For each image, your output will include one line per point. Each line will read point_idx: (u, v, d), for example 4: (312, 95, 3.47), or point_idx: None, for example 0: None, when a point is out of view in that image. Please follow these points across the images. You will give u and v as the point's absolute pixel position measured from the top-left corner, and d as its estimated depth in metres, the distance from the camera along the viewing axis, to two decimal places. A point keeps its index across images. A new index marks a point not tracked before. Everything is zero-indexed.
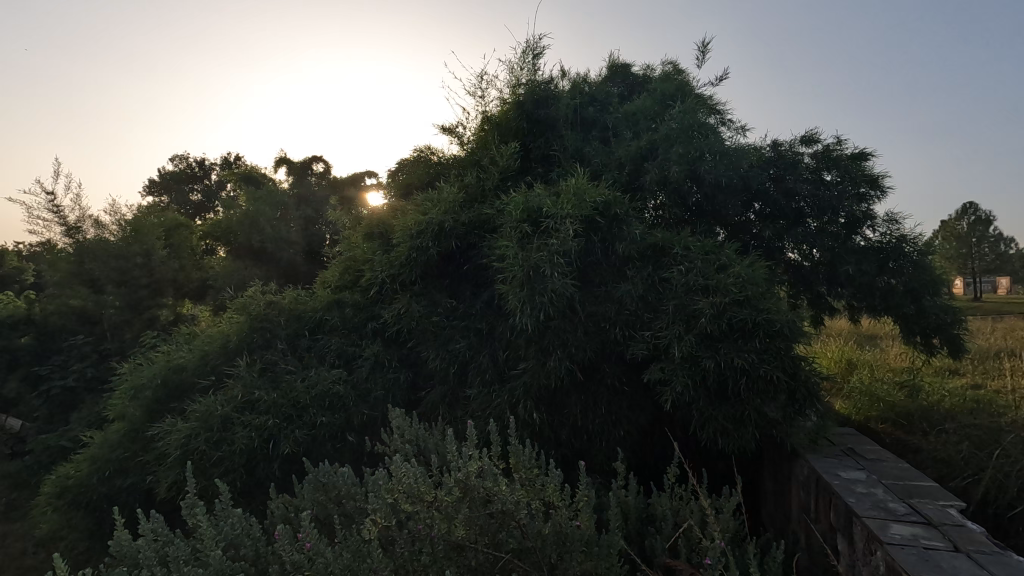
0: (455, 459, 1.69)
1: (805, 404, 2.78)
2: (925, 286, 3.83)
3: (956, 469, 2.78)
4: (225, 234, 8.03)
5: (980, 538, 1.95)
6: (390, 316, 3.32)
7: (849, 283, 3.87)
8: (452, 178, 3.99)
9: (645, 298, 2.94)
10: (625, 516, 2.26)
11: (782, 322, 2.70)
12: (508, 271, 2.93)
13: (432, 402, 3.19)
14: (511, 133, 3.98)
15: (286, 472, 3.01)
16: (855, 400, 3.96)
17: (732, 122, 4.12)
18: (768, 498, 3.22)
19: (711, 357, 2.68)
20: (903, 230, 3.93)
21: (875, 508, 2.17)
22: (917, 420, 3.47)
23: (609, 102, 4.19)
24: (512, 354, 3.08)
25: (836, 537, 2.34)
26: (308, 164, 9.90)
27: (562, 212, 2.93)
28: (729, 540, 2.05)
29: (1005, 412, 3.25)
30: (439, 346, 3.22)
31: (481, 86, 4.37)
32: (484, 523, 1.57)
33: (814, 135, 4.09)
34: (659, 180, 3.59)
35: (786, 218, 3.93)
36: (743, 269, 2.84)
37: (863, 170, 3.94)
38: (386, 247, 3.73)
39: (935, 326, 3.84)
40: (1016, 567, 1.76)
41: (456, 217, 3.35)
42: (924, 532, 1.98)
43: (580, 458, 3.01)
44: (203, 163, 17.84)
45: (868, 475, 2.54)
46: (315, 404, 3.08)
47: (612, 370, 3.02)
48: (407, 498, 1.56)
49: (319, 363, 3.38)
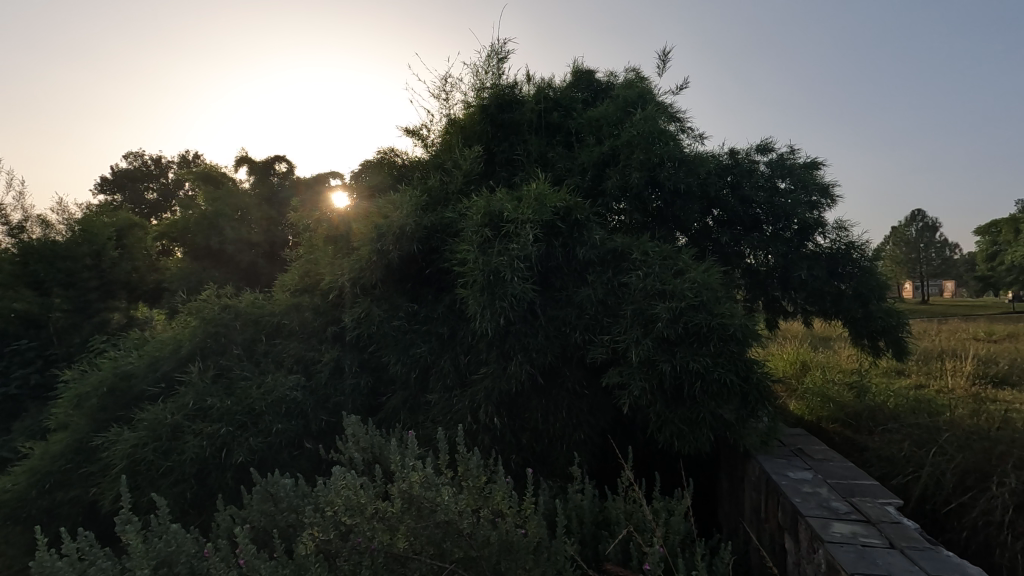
0: (400, 470, 1.67)
1: (758, 405, 2.85)
2: (872, 291, 3.97)
3: (898, 467, 2.89)
4: (182, 234, 7.77)
5: (914, 534, 2.03)
6: (350, 321, 3.26)
7: (802, 288, 4.01)
8: (416, 180, 3.95)
9: (605, 302, 2.96)
10: (579, 520, 2.29)
11: (735, 326, 2.76)
12: (468, 275, 2.91)
13: (393, 408, 3.16)
14: (477, 136, 4.05)
15: (239, 482, 2.93)
16: (808, 400, 4.09)
17: (691, 129, 4.22)
18: (724, 498, 3.29)
19: (668, 360, 2.72)
20: (851, 237, 4.09)
21: (818, 507, 2.24)
22: (864, 420, 3.61)
23: (574, 107, 4.22)
24: (473, 358, 3.07)
25: (783, 536, 2.41)
26: (271, 164, 9.68)
27: (523, 217, 2.93)
28: (679, 541, 2.09)
29: (944, 411, 3.40)
30: (400, 351, 3.19)
31: (446, 89, 4.37)
32: (430, 533, 1.55)
33: (769, 143, 4.22)
34: (621, 185, 3.65)
35: (742, 224, 4.04)
36: (699, 274, 2.89)
37: (814, 179, 4.08)
38: (348, 250, 3.66)
39: (882, 329, 4.00)
40: (946, 562, 1.84)
41: (418, 220, 3.27)
42: (863, 530, 2.05)
43: (541, 462, 3.01)
44: (160, 160, 17.24)
45: (815, 475, 2.63)
46: (270, 411, 3.01)
47: (573, 374, 3.04)
48: (346, 511, 1.56)
49: (277, 368, 3.30)
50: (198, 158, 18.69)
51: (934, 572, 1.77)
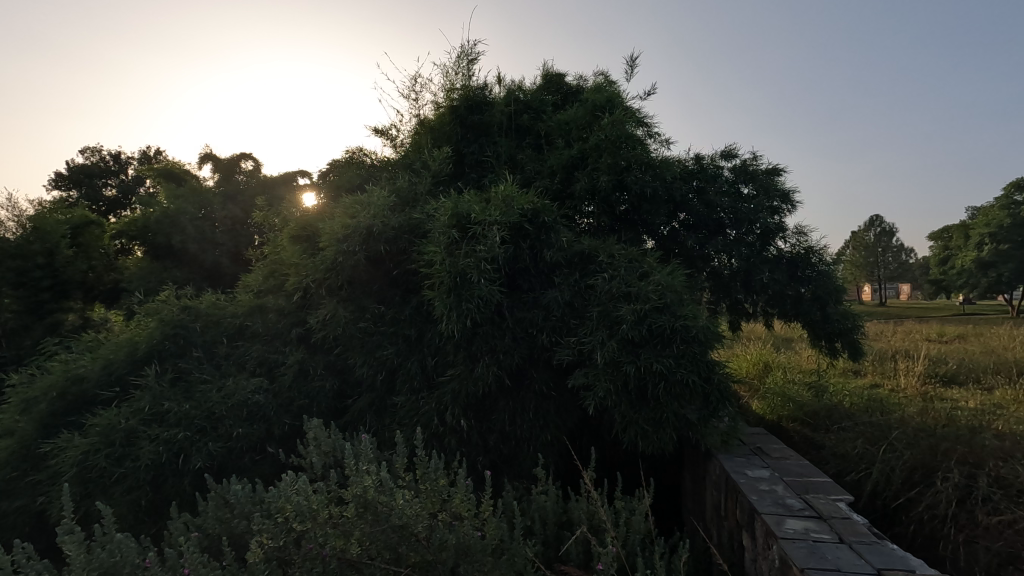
0: (355, 473, 1.65)
1: (719, 405, 2.91)
2: (830, 294, 4.10)
3: (851, 464, 2.99)
4: (142, 233, 7.52)
5: (862, 529, 2.10)
6: (316, 323, 3.20)
7: (763, 290, 4.12)
8: (384, 180, 3.91)
9: (572, 304, 2.99)
10: (541, 521, 2.30)
11: (698, 328, 2.81)
12: (435, 277, 2.90)
13: (359, 411, 3.12)
14: (446, 137, 4.06)
15: (197, 488, 2.85)
16: (770, 400, 4.21)
17: (658, 134, 4.29)
18: (688, 497, 3.36)
19: (632, 362, 2.76)
20: (810, 242, 4.22)
21: (774, 504, 2.30)
22: (821, 418, 3.73)
23: (544, 110, 4.25)
24: (440, 360, 3.06)
25: (741, 533, 2.47)
26: (236, 162, 9.45)
27: (490, 219, 2.91)
28: (638, 540, 2.13)
29: (895, 410, 3.54)
30: (367, 353, 3.15)
31: (416, 89, 4.34)
32: (386, 538, 1.56)
33: (733, 149, 4.32)
34: (589, 189, 3.68)
35: (707, 228, 4.10)
36: (663, 277, 2.93)
37: (776, 185, 4.19)
38: (314, 250, 3.59)
39: (839, 331, 4.13)
40: (890, 555, 1.91)
41: (385, 221, 3.23)
42: (815, 526, 2.12)
43: (508, 464, 3.01)
44: (119, 156, 16.65)
45: (772, 473, 2.70)
46: (231, 415, 2.93)
47: (540, 376, 3.06)
48: (298, 517, 1.53)
49: (239, 371, 3.23)
50: (160, 154, 18.13)
51: (879, 565, 1.83)
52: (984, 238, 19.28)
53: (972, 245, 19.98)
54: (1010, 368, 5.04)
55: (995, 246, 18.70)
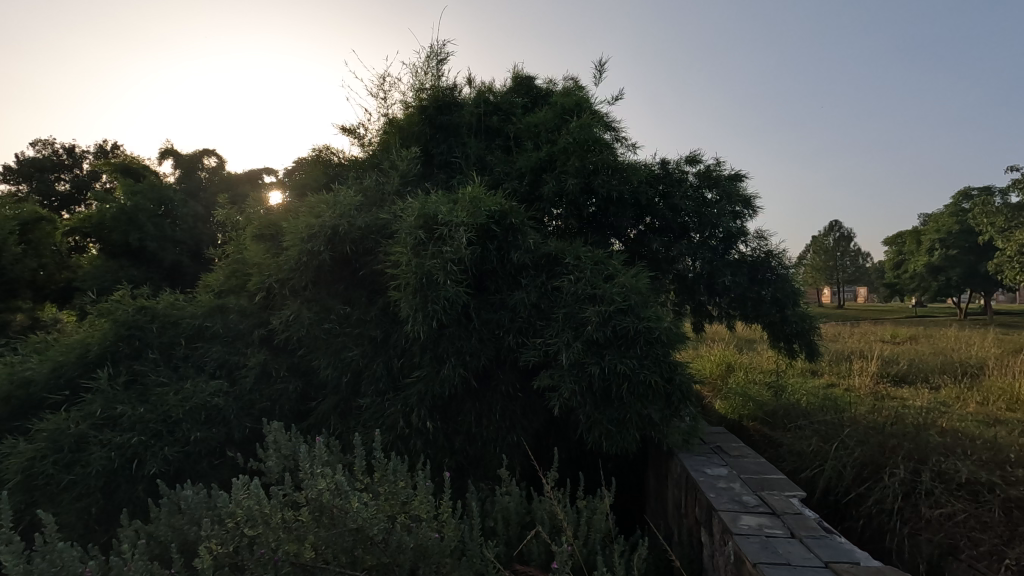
0: (310, 476, 1.64)
1: (680, 405, 2.96)
2: (789, 297, 4.23)
3: (806, 462, 3.09)
4: (97, 230, 7.25)
5: (813, 524, 2.18)
6: (279, 324, 3.14)
7: (726, 293, 4.22)
8: (351, 179, 3.85)
9: (538, 306, 3.02)
10: (504, 522, 2.31)
11: (660, 330, 2.85)
12: (401, 278, 2.87)
13: (323, 413, 3.08)
14: (415, 138, 4.05)
15: (151, 494, 2.76)
16: (732, 400, 4.32)
17: (625, 139, 4.35)
18: (651, 495, 3.42)
19: (597, 363, 2.78)
20: (770, 246, 4.35)
21: (730, 501, 2.37)
22: (779, 417, 3.84)
23: (513, 112, 4.27)
24: (406, 362, 3.03)
25: (699, 530, 2.53)
26: (199, 158, 9.20)
27: (457, 220, 2.88)
28: (599, 538, 2.16)
29: (848, 408, 3.68)
30: (332, 354, 3.11)
31: (384, 88, 4.31)
32: (342, 542, 1.56)
33: (698, 155, 4.41)
34: (557, 191, 3.70)
35: (672, 232, 4.18)
36: (628, 279, 2.96)
37: (738, 190, 4.29)
38: (278, 250, 3.52)
39: (797, 332, 4.27)
40: (838, 548, 1.98)
41: (352, 221, 3.18)
42: (769, 522, 2.19)
43: (474, 466, 3.01)
44: (73, 149, 15.97)
45: (730, 471, 2.78)
46: (188, 418, 2.85)
47: (506, 377, 3.07)
48: (249, 521, 1.51)
49: (198, 374, 3.14)
50: (118, 148, 17.47)
51: (827, 557, 1.90)
52: (934, 244, 20.19)
53: (924, 250, 20.88)
54: (955, 368, 5.29)
55: (944, 251, 19.58)
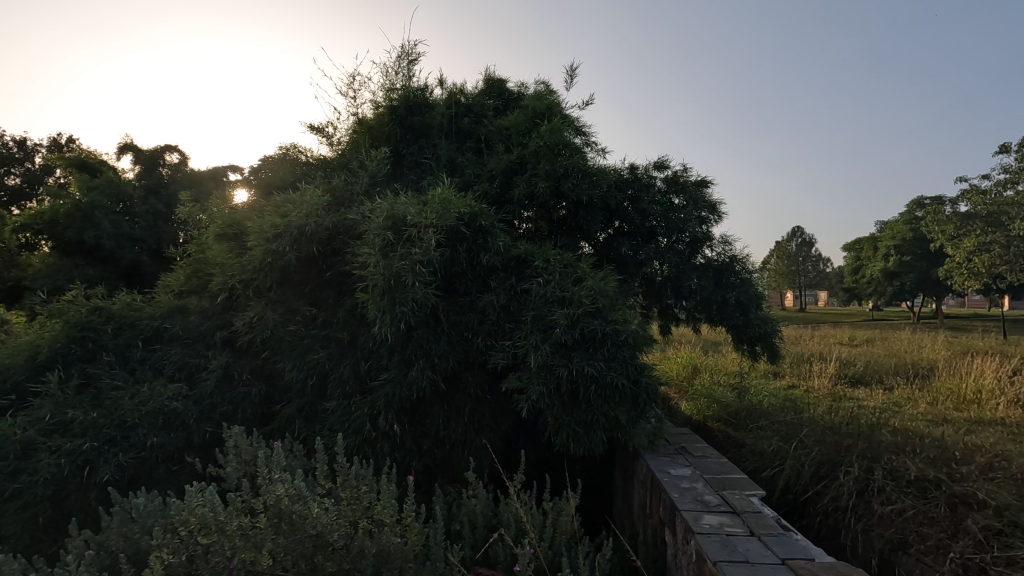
0: (267, 482, 1.60)
1: (646, 407, 3.00)
2: (752, 301, 4.34)
3: (767, 461, 3.18)
4: (49, 226, 6.97)
5: (771, 522, 2.24)
6: (242, 325, 3.06)
7: (692, 296, 4.31)
8: (318, 179, 3.79)
9: (507, 308, 3.03)
10: (470, 525, 2.31)
11: (628, 332, 2.88)
12: (369, 279, 2.83)
13: (288, 417, 3.03)
14: (385, 138, 4.00)
15: (103, 502, 2.65)
16: (697, 401, 4.41)
17: (595, 143, 4.40)
18: (617, 496, 3.46)
19: (565, 365, 2.80)
20: (734, 251, 4.45)
21: (693, 501, 2.41)
22: (742, 417, 3.93)
23: (484, 115, 4.28)
24: (374, 364, 2.98)
25: (663, 530, 2.57)
26: (160, 154, 8.92)
27: (425, 221, 2.85)
28: (565, 540, 2.17)
29: (807, 409, 3.79)
30: (297, 357, 3.04)
31: (354, 86, 4.25)
32: (302, 548, 1.53)
33: (665, 160, 4.48)
34: (527, 194, 3.71)
35: (640, 236, 4.24)
36: (596, 282, 2.98)
37: (704, 196, 4.38)
38: (242, 250, 3.43)
39: (759, 335, 4.39)
40: (794, 545, 2.04)
41: (319, 221, 3.12)
42: (729, 521, 2.23)
43: (442, 469, 3.00)
44: (25, 142, 15.30)
45: (694, 471, 2.83)
46: (145, 423, 2.75)
47: (474, 379, 3.06)
48: (202, 530, 1.46)
49: (155, 377, 3.04)
50: (74, 142, 16.80)
51: (784, 554, 1.95)
52: (890, 250, 21.03)
53: (880, 256, 21.71)
54: (908, 370, 5.51)
55: (899, 257, 20.38)
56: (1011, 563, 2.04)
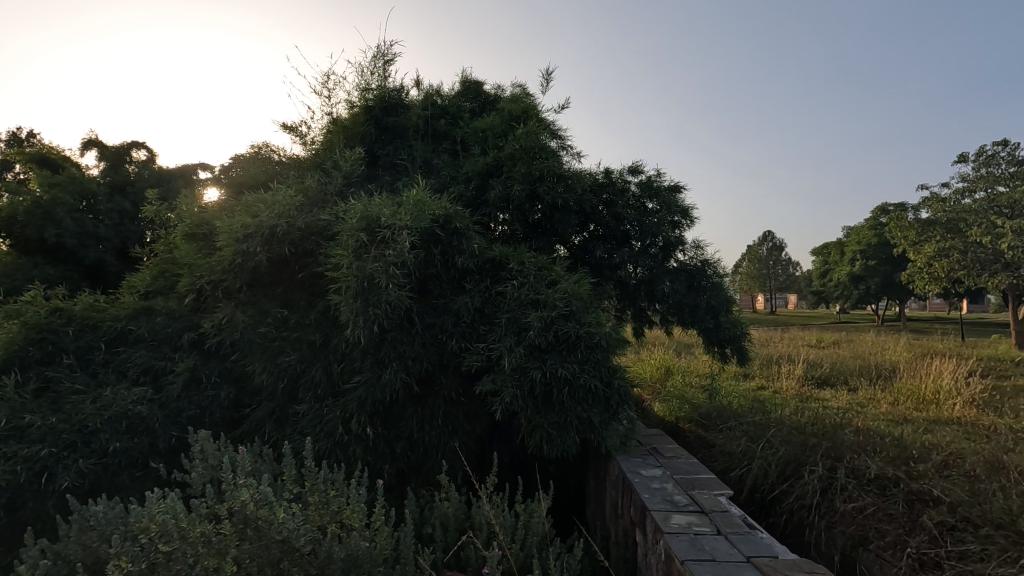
0: (230, 487, 1.57)
1: (618, 409, 3.03)
2: (722, 304, 4.42)
3: (735, 461, 3.25)
4: (8, 224, 6.72)
5: (738, 521, 2.29)
6: (210, 327, 2.99)
7: (664, 299, 4.37)
8: (291, 178, 3.74)
9: (481, 311, 3.03)
10: (442, 527, 2.31)
11: (601, 335, 2.91)
12: (342, 280, 2.80)
13: (258, 420, 2.98)
14: (360, 138, 3.96)
15: (61, 510, 2.56)
16: (669, 402, 4.47)
17: (571, 147, 4.44)
18: (590, 497, 3.48)
19: (538, 368, 2.82)
20: (706, 255, 4.53)
21: (663, 501, 2.45)
22: (712, 418, 4.00)
23: (461, 117, 4.28)
24: (346, 367, 2.95)
25: (634, 530, 2.60)
26: (127, 152, 8.70)
27: (399, 222, 2.83)
28: (537, 542, 2.18)
29: (775, 409, 3.88)
30: (268, 360, 2.99)
31: (329, 86, 4.21)
32: (267, 553, 1.51)
33: (640, 165, 4.54)
34: (503, 197, 3.72)
35: (614, 239, 4.29)
36: (570, 285, 3.00)
37: (677, 200, 4.44)
38: (211, 250, 3.36)
39: (729, 337, 4.47)
40: (759, 543, 2.09)
41: (291, 221, 3.07)
42: (697, 520, 2.28)
43: (415, 472, 2.98)
44: None
45: (664, 472, 2.87)
46: (107, 428, 2.66)
47: (448, 382, 3.04)
48: (163, 537, 1.43)
49: (119, 380, 2.95)
50: (35, 137, 16.24)
51: (749, 552, 2.00)
52: (856, 255, 21.68)
53: (847, 261, 22.35)
54: (871, 371, 5.68)
55: (865, 261, 21.02)
56: (963, 556, 2.12)
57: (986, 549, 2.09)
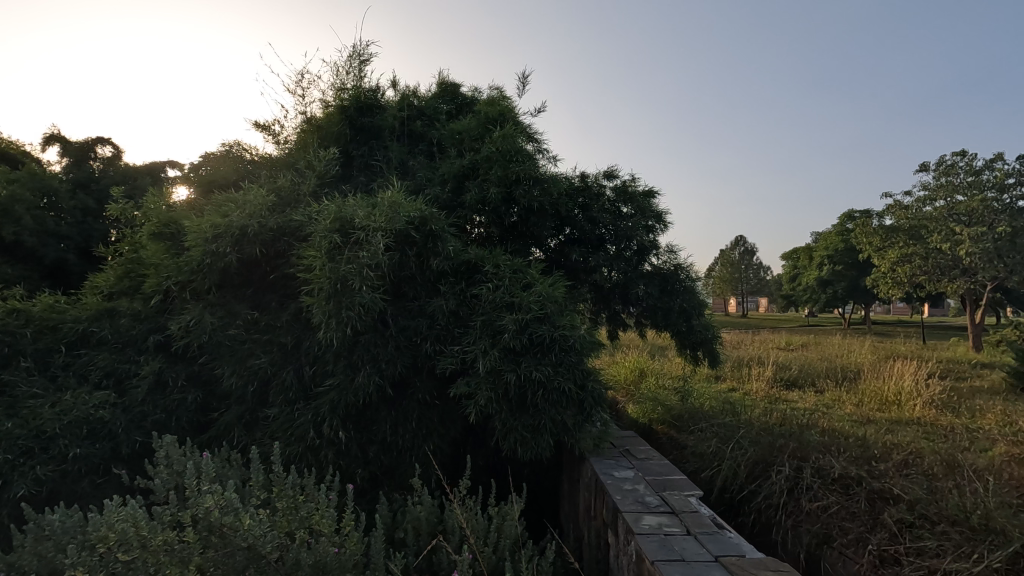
0: (194, 494, 1.53)
1: (592, 411, 3.06)
2: (695, 308, 4.49)
3: (706, 462, 3.31)
4: None
5: (707, 521, 2.33)
6: (177, 329, 2.92)
7: (638, 303, 4.42)
8: (263, 177, 3.67)
9: (456, 313, 3.02)
10: (414, 532, 2.29)
11: (575, 338, 2.93)
12: (314, 282, 2.76)
13: (226, 424, 2.92)
14: (334, 138, 3.91)
15: (16, 519, 2.47)
16: (643, 404, 4.52)
17: (547, 150, 4.46)
18: (564, 499, 3.50)
19: (512, 370, 2.82)
20: (679, 259, 4.60)
21: (634, 502, 2.48)
22: (684, 419, 4.06)
23: (437, 118, 4.27)
24: (319, 370, 2.91)
25: (606, 531, 2.63)
26: (91, 147, 8.42)
27: (374, 224, 2.80)
28: (509, 545, 2.18)
29: (745, 411, 3.97)
30: (237, 363, 2.93)
31: (303, 84, 4.15)
32: (233, 561, 1.48)
33: (615, 170, 4.59)
34: (479, 199, 3.72)
35: (590, 242, 4.32)
36: (545, 288, 3.02)
37: (651, 205, 4.50)
38: (179, 250, 3.28)
39: (701, 340, 4.55)
40: (727, 543, 2.13)
41: (262, 221, 3.02)
42: (668, 520, 2.31)
43: (388, 476, 2.96)
44: None
45: (636, 473, 2.91)
46: (66, 433, 2.57)
47: (423, 385, 3.02)
48: (123, 546, 1.39)
49: (80, 384, 2.85)
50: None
51: (717, 551, 2.04)
52: (823, 261, 22.29)
53: (815, 266, 22.94)
54: (837, 373, 5.85)
55: (832, 266, 21.61)
56: (921, 552, 2.20)
57: (942, 545, 2.17)
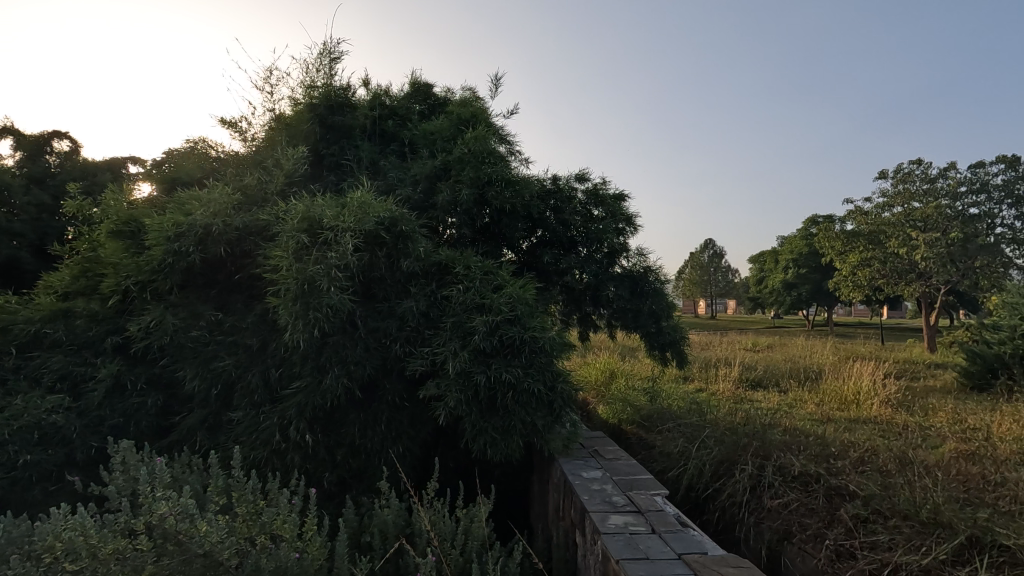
0: (149, 500, 1.49)
1: (562, 412, 3.07)
2: (663, 309, 4.57)
3: (673, 462, 3.37)
4: None
5: (672, 520, 2.36)
6: (136, 331, 2.83)
7: (609, 304, 4.47)
8: (229, 176, 3.59)
9: (427, 315, 3.01)
10: (381, 535, 2.27)
11: (545, 339, 2.94)
12: (281, 283, 2.71)
13: (188, 428, 2.84)
14: (303, 136, 3.84)
15: None
16: (613, 405, 4.57)
17: (520, 152, 4.48)
18: (534, 501, 3.52)
19: (482, 372, 2.82)
20: (649, 262, 4.67)
21: (601, 502, 2.51)
22: (653, 420, 4.12)
23: (409, 119, 4.24)
24: (285, 372, 2.85)
25: (574, 531, 2.65)
26: (47, 141, 8.08)
27: (343, 224, 2.77)
28: (477, 546, 2.18)
29: (711, 411, 4.05)
30: (200, 365, 2.85)
31: (272, 80, 4.08)
32: (189, 569, 1.46)
33: (586, 173, 4.63)
34: (451, 201, 3.70)
35: (561, 244, 4.34)
36: (516, 290, 3.02)
37: (622, 208, 4.55)
38: (139, 248, 3.18)
39: (669, 341, 4.62)
40: (690, 540, 2.17)
41: (228, 220, 2.94)
42: (633, 519, 2.34)
43: (356, 478, 2.93)
44: None
45: (604, 473, 2.94)
46: (15, 439, 2.53)
47: (392, 387, 2.99)
48: (71, 555, 1.35)
49: (32, 388, 2.75)
50: None
51: (680, 549, 2.07)
52: (789, 264, 22.91)
53: (781, 269, 23.55)
54: (799, 373, 6.02)
55: (796, 269, 22.22)
56: (874, 546, 2.28)
57: (894, 539, 2.25)
